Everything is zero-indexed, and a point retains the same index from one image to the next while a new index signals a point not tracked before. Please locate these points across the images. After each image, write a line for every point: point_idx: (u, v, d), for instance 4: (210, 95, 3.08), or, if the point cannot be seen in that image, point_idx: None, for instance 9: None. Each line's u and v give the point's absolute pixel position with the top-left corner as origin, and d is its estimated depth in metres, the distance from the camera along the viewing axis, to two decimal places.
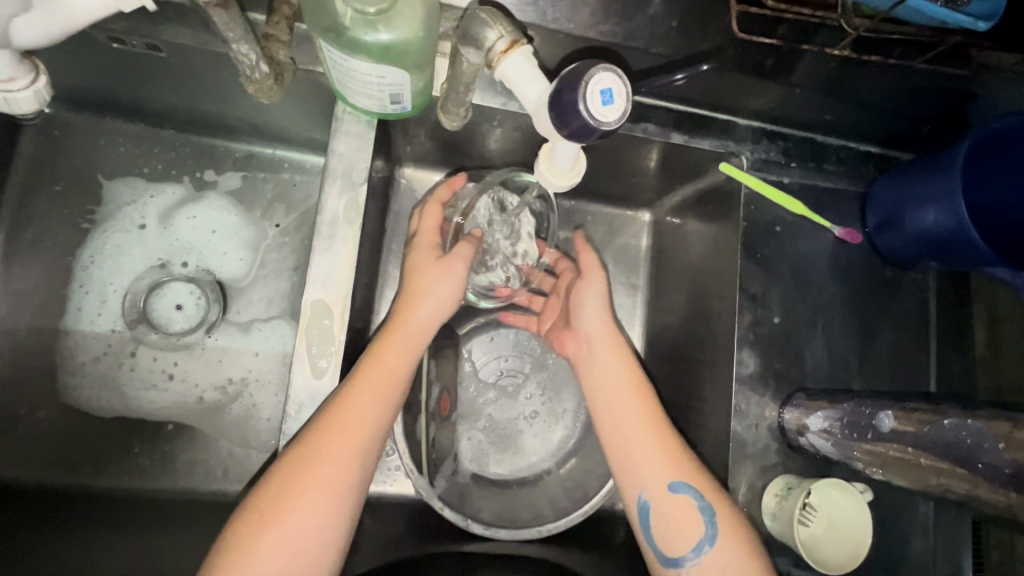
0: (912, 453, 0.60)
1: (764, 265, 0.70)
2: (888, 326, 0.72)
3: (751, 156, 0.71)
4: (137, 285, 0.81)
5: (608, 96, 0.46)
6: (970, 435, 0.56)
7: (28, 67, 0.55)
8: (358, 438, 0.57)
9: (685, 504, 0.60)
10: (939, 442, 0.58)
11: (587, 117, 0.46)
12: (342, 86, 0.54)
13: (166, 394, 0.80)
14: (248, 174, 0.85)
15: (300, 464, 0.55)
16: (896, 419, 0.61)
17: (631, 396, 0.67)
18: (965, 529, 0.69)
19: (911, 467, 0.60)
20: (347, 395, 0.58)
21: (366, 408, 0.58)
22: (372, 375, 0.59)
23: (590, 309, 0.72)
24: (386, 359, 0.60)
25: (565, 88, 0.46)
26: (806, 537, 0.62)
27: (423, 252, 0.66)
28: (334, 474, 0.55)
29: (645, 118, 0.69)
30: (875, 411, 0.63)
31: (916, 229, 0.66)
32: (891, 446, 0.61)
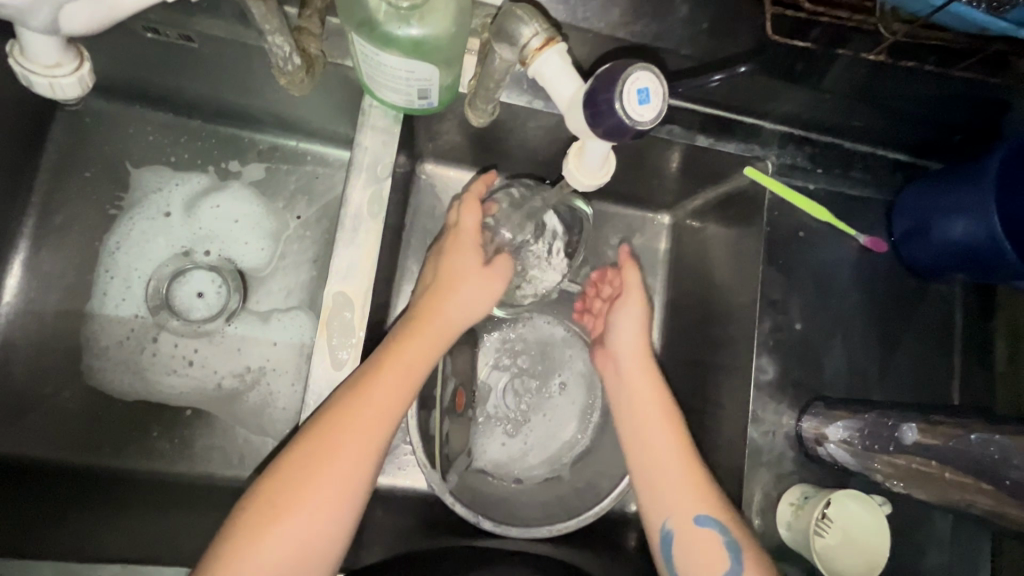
0: (936, 467, 0.59)
1: (786, 271, 0.69)
2: (911, 336, 0.71)
3: (777, 161, 0.70)
4: (161, 272, 0.82)
5: (644, 96, 0.46)
6: (997, 450, 0.57)
7: (73, 54, 0.55)
8: (367, 436, 0.57)
9: (711, 538, 0.59)
10: (964, 456, 0.58)
11: (622, 115, 0.45)
12: (370, 80, 0.54)
13: (186, 379, 0.81)
14: (272, 166, 0.86)
15: (316, 452, 0.55)
16: (920, 432, 0.60)
17: (661, 425, 0.67)
18: (982, 545, 0.68)
19: (936, 482, 0.59)
20: (335, 433, 0.56)
21: (353, 446, 0.56)
22: (366, 410, 0.57)
23: (626, 331, 0.73)
24: (381, 390, 0.58)
25: (600, 88, 0.46)
26: (820, 548, 0.61)
27: (463, 260, 0.66)
28: (334, 491, 0.55)
29: (670, 119, 0.68)
30: (898, 423, 0.61)
31: (944, 239, 0.65)
32: (913, 459, 0.60)
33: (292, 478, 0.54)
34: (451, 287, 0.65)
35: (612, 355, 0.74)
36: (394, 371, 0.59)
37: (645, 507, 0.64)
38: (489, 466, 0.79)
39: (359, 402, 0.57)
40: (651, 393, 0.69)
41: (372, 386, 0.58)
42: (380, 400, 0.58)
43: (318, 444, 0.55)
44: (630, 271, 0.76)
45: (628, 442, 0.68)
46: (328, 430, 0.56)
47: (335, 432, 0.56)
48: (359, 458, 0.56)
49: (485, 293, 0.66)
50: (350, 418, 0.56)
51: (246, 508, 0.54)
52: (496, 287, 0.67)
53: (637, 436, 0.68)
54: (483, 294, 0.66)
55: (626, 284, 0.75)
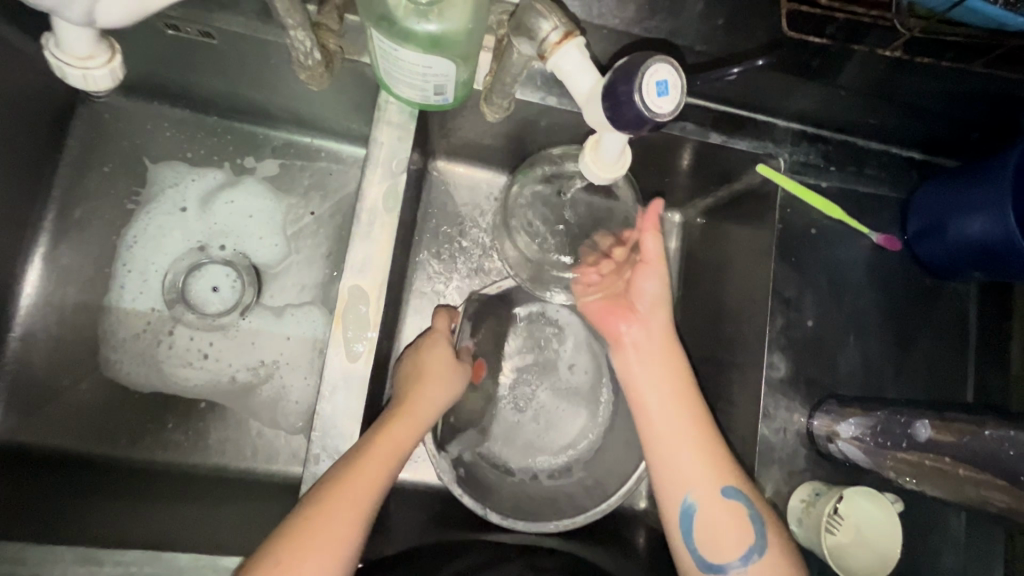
0: (950, 463, 0.58)
1: (798, 269, 0.69)
2: (925, 335, 0.70)
3: (790, 159, 0.70)
4: (177, 266, 0.84)
5: (663, 88, 0.46)
6: (1013, 447, 0.55)
7: (106, 45, 0.56)
8: (361, 503, 0.57)
9: (736, 511, 0.61)
10: (980, 454, 0.56)
11: (641, 108, 0.46)
12: (388, 76, 0.55)
13: (200, 372, 0.82)
14: (286, 162, 0.87)
15: (312, 522, 0.55)
16: (934, 429, 0.60)
17: (682, 396, 0.67)
18: (996, 545, 0.67)
19: (950, 478, 0.58)
20: (310, 534, 0.55)
21: (323, 557, 0.54)
22: (343, 502, 0.56)
23: (650, 294, 0.70)
24: (373, 463, 0.59)
25: (621, 80, 0.47)
26: (832, 545, 0.62)
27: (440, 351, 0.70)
28: (329, 556, 0.55)
29: (683, 117, 0.69)
30: (912, 420, 0.61)
31: (960, 237, 0.65)
32: (928, 456, 0.60)
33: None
34: (426, 380, 0.68)
35: (636, 320, 0.72)
36: (385, 445, 0.61)
37: (665, 480, 0.64)
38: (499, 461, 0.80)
39: (333, 508, 0.56)
40: (673, 377, 0.68)
41: (365, 457, 0.59)
42: (372, 472, 0.58)
43: (288, 557, 0.54)
44: (649, 236, 0.68)
45: (649, 425, 0.67)
46: (298, 544, 0.54)
47: (307, 542, 0.54)
48: (335, 551, 0.55)
49: (459, 380, 0.71)
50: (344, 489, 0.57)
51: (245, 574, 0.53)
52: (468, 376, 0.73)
53: (660, 414, 0.66)
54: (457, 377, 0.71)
55: (647, 251, 0.69)
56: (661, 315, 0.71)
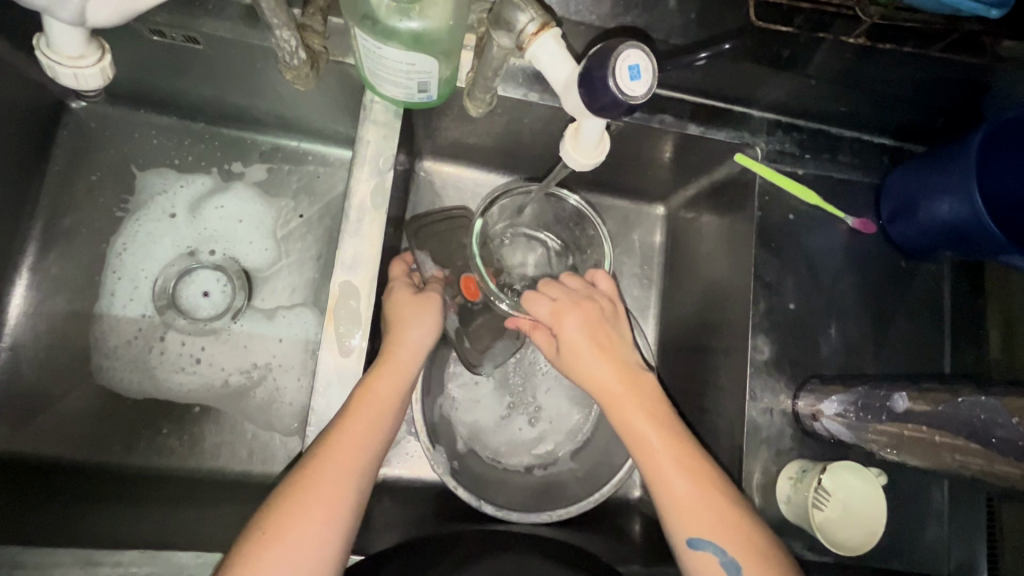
0: (927, 431, 0.60)
1: (778, 254, 0.71)
2: (903, 314, 0.73)
3: (766, 147, 0.72)
4: (167, 272, 0.84)
5: (635, 72, 0.48)
6: (984, 412, 0.57)
7: (95, 45, 0.57)
8: (348, 462, 0.57)
9: (706, 556, 0.56)
10: (954, 419, 0.58)
11: (615, 92, 0.48)
12: (373, 75, 0.56)
13: (193, 377, 0.82)
14: (274, 166, 0.87)
15: (302, 486, 0.55)
16: (911, 400, 0.61)
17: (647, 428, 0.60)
18: (979, 517, 0.70)
19: (929, 447, 0.60)
20: (302, 497, 0.55)
21: (323, 506, 0.55)
22: (330, 465, 0.56)
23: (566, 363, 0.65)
24: (357, 423, 0.59)
25: (594, 66, 0.48)
26: (820, 521, 0.63)
27: (399, 290, 0.67)
28: (320, 518, 0.54)
29: (661, 109, 0.71)
30: (890, 392, 0.63)
31: (932, 218, 0.67)
32: (907, 427, 0.61)
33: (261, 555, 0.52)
34: (407, 331, 0.65)
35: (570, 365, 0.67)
36: (368, 404, 0.60)
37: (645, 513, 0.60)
38: (494, 456, 0.81)
39: (328, 462, 0.56)
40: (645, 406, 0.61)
41: (350, 417, 0.59)
42: (357, 432, 0.59)
43: (289, 512, 0.54)
44: (537, 300, 0.64)
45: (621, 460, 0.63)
46: (297, 497, 0.55)
47: (298, 503, 0.55)
48: (325, 515, 0.55)
49: (430, 321, 0.66)
50: (332, 451, 0.57)
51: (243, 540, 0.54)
52: (435, 306, 0.67)
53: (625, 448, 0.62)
54: (426, 320, 0.66)
55: (540, 311, 0.64)
56: (612, 358, 0.63)
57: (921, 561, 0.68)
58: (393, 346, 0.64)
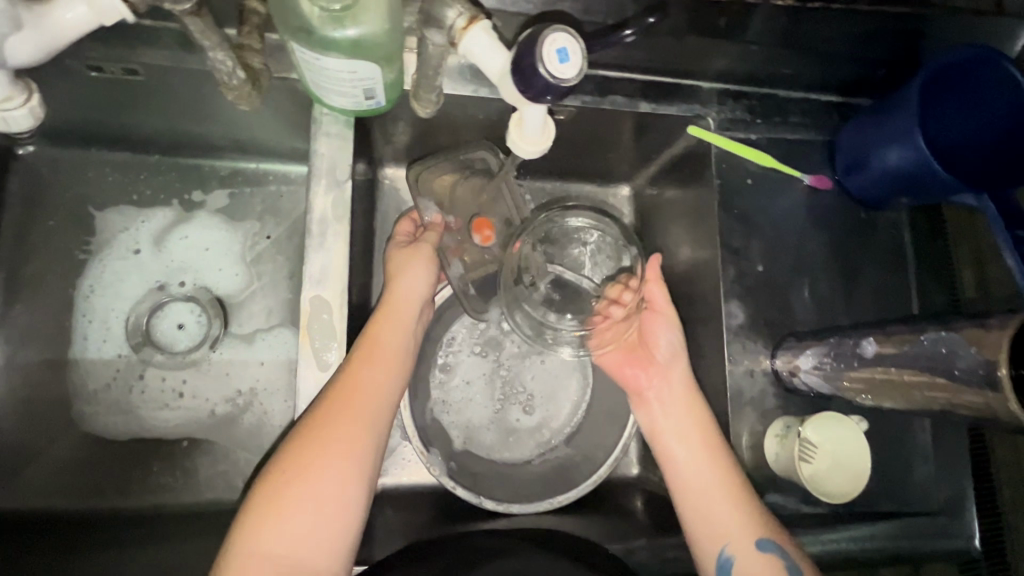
0: (894, 372, 0.60)
1: (741, 220, 0.73)
2: (869, 264, 0.75)
3: (718, 117, 0.74)
4: (138, 309, 0.83)
5: (563, 55, 0.48)
6: (944, 345, 0.55)
7: (21, 86, 0.60)
8: (364, 400, 0.59)
9: (769, 563, 0.61)
10: (916, 355, 0.58)
11: (547, 77, 0.48)
12: (317, 87, 0.56)
13: (178, 411, 0.82)
14: (235, 190, 0.87)
15: (319, 424, 0.56)
16: (878, 343, 0.62)
17: (702, 445, 0.66)
18: (962, 450, 0.72)
19: (896, 386, 0.60)
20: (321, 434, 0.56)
21: (342, 449, 0.56)
22: (345, 401, 0.58)
23: (666, 345, 0.72)
24: (366, 365, 0.61)
25: (524, 53, 0.49)
26: (809, 474, 0.64)
27: (395, 247, 0.72)
28: (345, 450, 0.56)
29: (611, 91, 0.71)
30: (859, 339, 0.64)
31: (882, 168, 0.69)
32: (877, 370, 0.62)
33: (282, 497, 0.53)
34: (397, 281, 0.69)
35: (654, 372, 0.73)
36: (374, 348, 0.62)
37: (697, 535, 0.64)
38: (490, 451, 0.81)
39: (339, 400, 0.58)
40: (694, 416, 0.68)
41: (360, 360, 0.61)
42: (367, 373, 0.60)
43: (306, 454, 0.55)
44: (654, 286, 0.74)
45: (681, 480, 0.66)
46: (314, 441, 0.55)
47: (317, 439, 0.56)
48: (348, 448, 0.56)
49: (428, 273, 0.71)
50: (345, 391, 0.58)
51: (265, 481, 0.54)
52: (426, 252, 0.71)
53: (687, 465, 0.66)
54: (421, 266, 0.70)
55: (654, 300, 0.73)
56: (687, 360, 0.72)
57: (911, 499, 0.70)
58: (390, 300, 0.68)
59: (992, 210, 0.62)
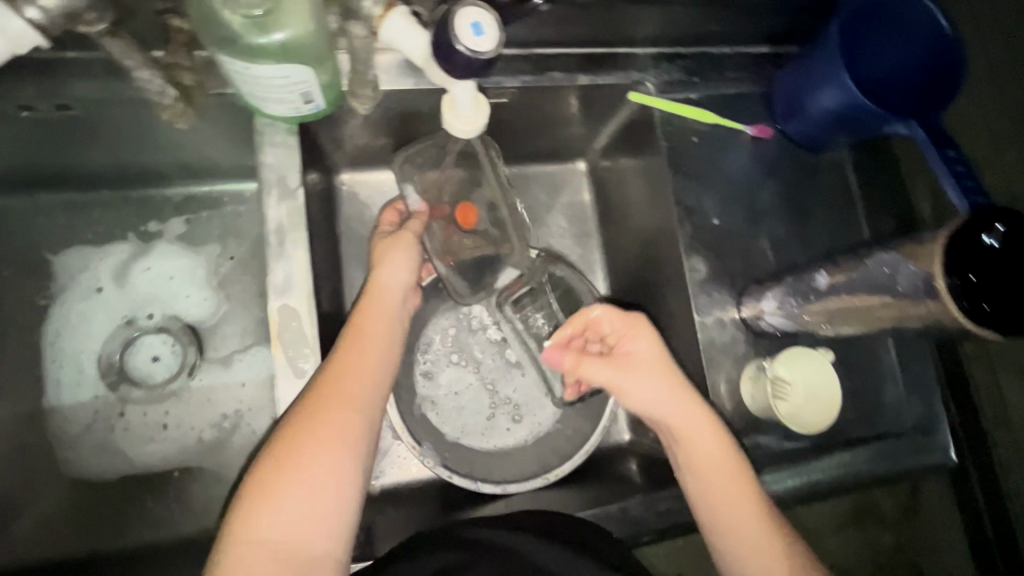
0: (847, 299, 0.63)
1: (691, 178, 0.75)
2: (820, 204, 0.77)
3: (656, 81, 0.75)
4: (109, 347, 0.83)
5: (478, 28, 0.49)
6: (886, 265, 0.58)
7: None
8: (355, 390, 0.58)
9: None
10: (864, 279, 0.61)
11: (465, 52, 0.49)
12: (254, 96, 0.57)
13: (165, 443, 0.81)
14: (191, 216, 0.86)
15: (309, 414, 0.55)
16: (830, 275, 0.65)
17: (722, 473, 0.62)
18: (928, 368, 0.75)
19: (853, 310, 0.63)
20: (312, 424, 0.55)
21: (336, 443, 0.55)
22: (335, 392, 0.57)
23: (661, 393, 0.65)
24: (355, 355, 0.61)
25: (441, 33, 0.50)
26: (786, 410, 0.68)
27: (381, 236, 0.71)
28: (339, 439, 0.55)
29: (549, 68, 0.72)
30: (811, 273, 0.67)
31: (818, 109, 0.71)
32: (831, 300, 0.65)
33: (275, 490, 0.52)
34: (378, 270, 0.68)
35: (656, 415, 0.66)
36: (364, 339, 0.62)
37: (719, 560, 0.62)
38: (483, 440, 0.83)
39: (328, 391, 0.57)
40: (715, 448, 0.63)
41: (348, 352, 0.61)
42: (358, 364, 0.60)
43: (300, 447, 0.53)
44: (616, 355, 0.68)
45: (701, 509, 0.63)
46: (306, 433, 0.54)
47: (308, 427, 0.55)
48: (341, 438, 0.55)
49: (409, 262, 0.69)
50: (335, 382, 0.58)
51: (255, 472, 0.53)
52: (410, 243, 0.69)
53: (706, 495, 0.62)
54: (405, 258, 0.69)
55: (622, 368, 0.68)
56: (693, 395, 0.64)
57: (886, 422, 0.73)
58: (375, 292, 0.66)
59: (920, 134, 0.63)
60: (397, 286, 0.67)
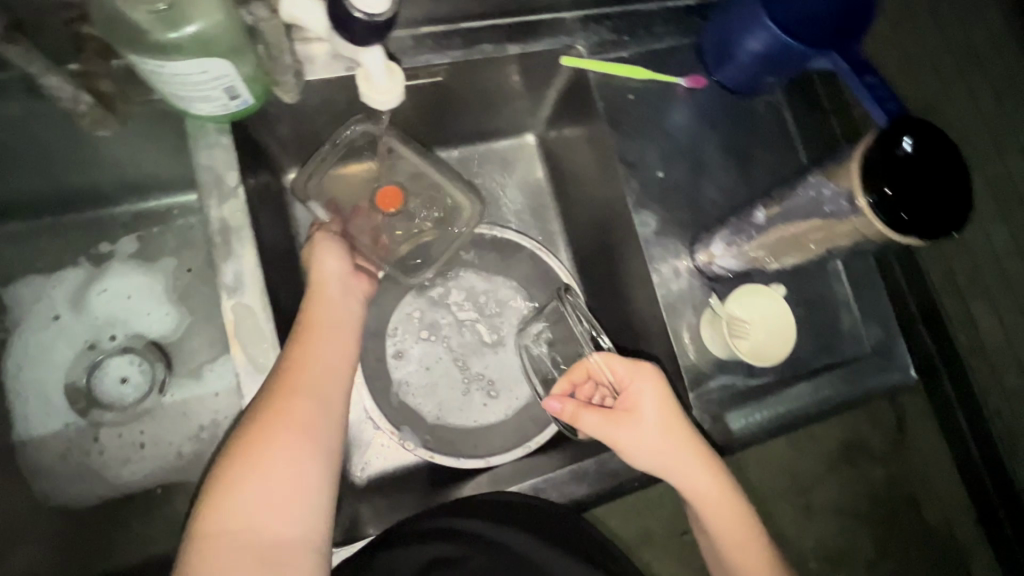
0: (786, 230, 0.66)
1: (632, 135, 0.76)
2: (761, 147, 0.79)
3: (587, 42, 0.76)
4: (75, 374, 0.82)
5: None
6: (811, 189, 0.62)
7: None
8: (312, 381, 0.59)
9: None
10: (795, 206, 0.64)
11: (360, 17, 0.49)
12: (176, 96, 0.56)
13: (144, 462, 0.81)
14: (142, 234, 0.85)
15: (267, 408, 0.56)
16: (766, 209, 0.67)
17: (709, 493, 0.66)
18: (880, 293, 0.78)
19: (792, 241, 0.67)
20: (270, 418, 0.56)
21: (297, 435, 0.56)
22: (291, 386, 0.58)
23: (656, 439, 0.65)
24: (309, 348, 0.61)
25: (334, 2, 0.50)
26: (747, 347, 0.70)
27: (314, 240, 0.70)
28: (299, 430, 0.56)
29: (478, 40, 0.73)
30: (748, 209, 0.69)
31: (746, 55, 0.73)
32: (772, 233, 0.67)
33: (238, 482, 0.52)
34: (315, 265, 0.67)
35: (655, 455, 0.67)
36: (316, 333, 0.63)
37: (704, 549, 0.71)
38: (461, 418, 0.84)
39: (283, 385, 0.58)
40: (704, 475, 0.65)
41: (301, 345, 0.61)
42: (312, 357, 0.61)
43: (258, 440, 0.54)
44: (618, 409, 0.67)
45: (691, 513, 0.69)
46: (264, 427, 0.55)
47: (266, 421, 0.55)
48: (301, 428, 0.56)
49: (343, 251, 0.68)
50: (290, 375, 0.58)
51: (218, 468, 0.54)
52: (333, 247, 0.68)
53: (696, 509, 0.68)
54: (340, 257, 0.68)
55: (623, 414, 0.67)
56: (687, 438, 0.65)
57: (846, 348, 0.76)
58: (321, 283, 0.66)
59: (844, 65, 0.65)
60: (340, 278, 0.67)
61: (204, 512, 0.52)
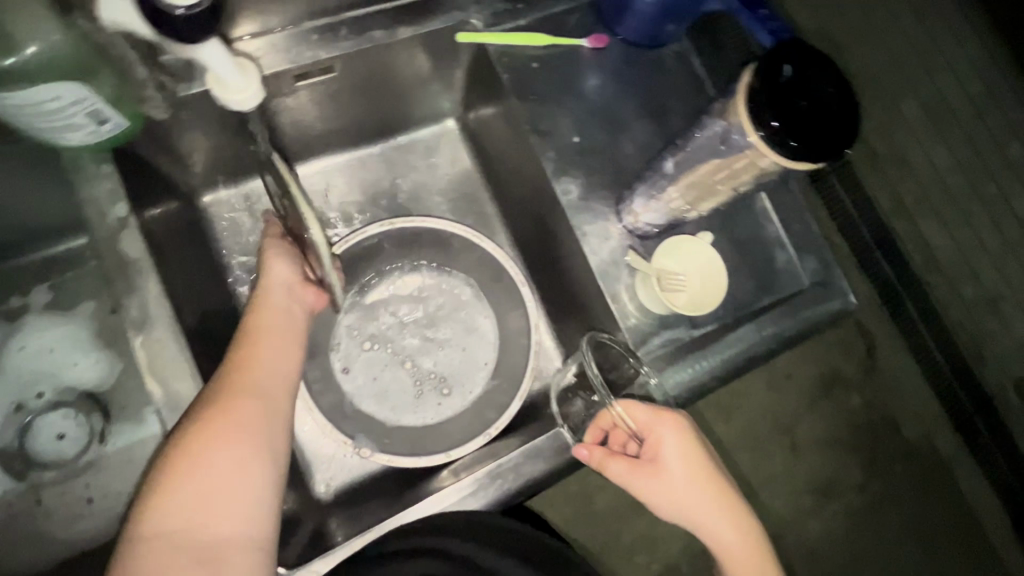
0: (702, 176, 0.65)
1: (542, 105, 0.74)
2: (676, 98, 0.78)
3: (481, 15, 0.73)
4: (5, 437, 0.78)
5: None
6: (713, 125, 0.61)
7: None
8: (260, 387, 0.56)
9: None
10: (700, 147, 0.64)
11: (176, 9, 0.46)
12: (41, 128, 0.55)
13: (93, 516, 0.78)
14: (54, 281, 0.80)
15: (210, 411, 0.53)
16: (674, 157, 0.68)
17: (727, 527, 0.66)
18: (813, 226, 0.77)
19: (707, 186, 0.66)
20: (212, 422, 0.53)
21: (244, 442, 0.53)
22: (236, 393, 0.55)
23: (677, 478, 0.66)
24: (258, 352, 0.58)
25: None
26: (680, 298, 0.71)
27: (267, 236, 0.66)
28: (245, 437, 0.54)
29: (368, 28, 0.70)
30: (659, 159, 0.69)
31: (641, 6, 0.71)
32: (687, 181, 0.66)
33: (172, 489, 0.50)
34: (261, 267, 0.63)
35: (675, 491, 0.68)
36: (264, 336, 0.59)
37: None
38: (417, 417, 0.83)
39: (228, 390, 0.55)
40: (720, 510, 0.66)
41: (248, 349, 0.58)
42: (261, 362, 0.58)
43: (197, 443, 0.51)
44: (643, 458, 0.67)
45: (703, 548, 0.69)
46: (202, 436, 0.52)
47: (208, 425, 0.52)
48: (247, 435, 0.54)
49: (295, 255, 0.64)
50: (235, 380, 0.56)
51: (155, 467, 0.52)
52: (281, 247, 0.64)
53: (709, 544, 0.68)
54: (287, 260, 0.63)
55: (649, 462, 0.66)
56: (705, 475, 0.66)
57: (786, 287, 0.76)
58: (267, 284, 0.62)
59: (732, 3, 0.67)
60: (293, 280, 0.63)
61: (139, 511, 0.50)
